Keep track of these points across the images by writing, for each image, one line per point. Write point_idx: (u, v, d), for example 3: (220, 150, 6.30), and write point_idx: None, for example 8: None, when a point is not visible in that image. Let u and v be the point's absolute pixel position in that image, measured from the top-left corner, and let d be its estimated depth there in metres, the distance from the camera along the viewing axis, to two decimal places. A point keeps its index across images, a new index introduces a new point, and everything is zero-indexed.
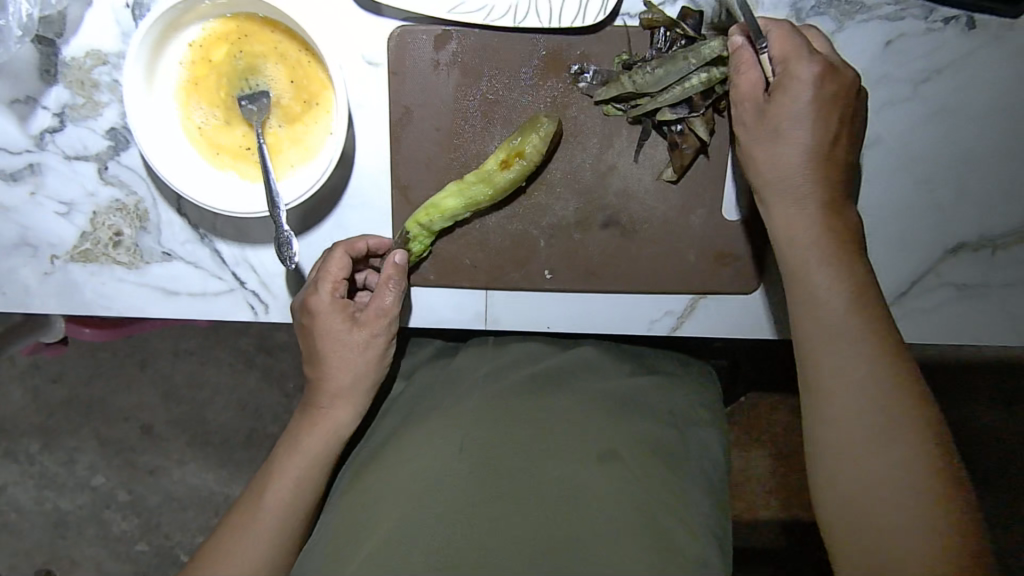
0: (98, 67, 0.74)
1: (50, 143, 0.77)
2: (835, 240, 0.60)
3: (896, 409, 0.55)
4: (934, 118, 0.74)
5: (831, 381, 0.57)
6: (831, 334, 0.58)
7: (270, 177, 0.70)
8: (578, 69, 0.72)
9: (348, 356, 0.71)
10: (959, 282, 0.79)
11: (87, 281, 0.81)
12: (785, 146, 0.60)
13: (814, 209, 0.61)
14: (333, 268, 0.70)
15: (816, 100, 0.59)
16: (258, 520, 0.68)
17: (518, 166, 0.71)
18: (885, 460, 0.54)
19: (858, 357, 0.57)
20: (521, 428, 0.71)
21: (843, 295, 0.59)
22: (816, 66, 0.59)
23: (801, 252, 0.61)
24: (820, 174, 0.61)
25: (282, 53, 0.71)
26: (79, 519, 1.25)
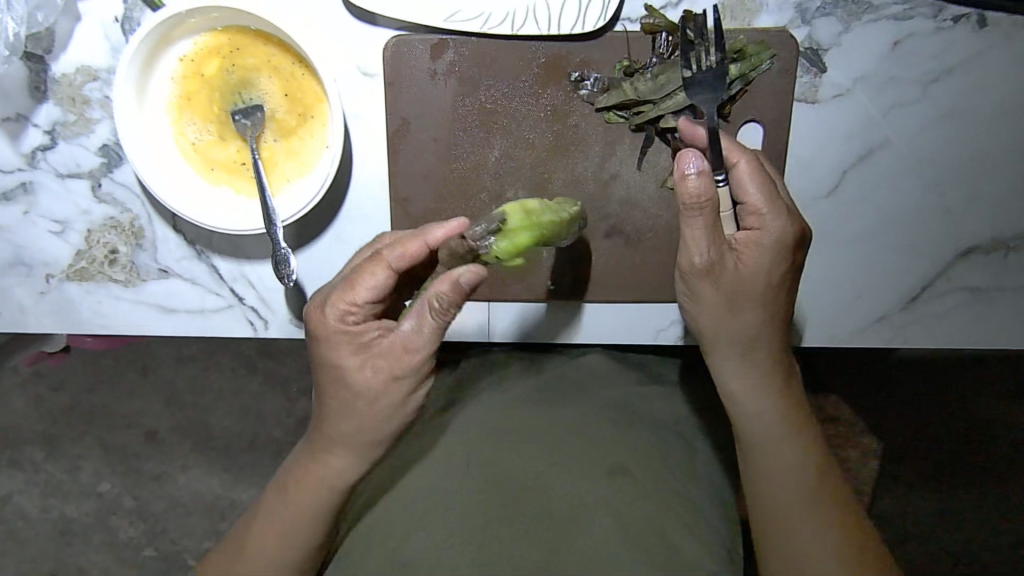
0: (88, 83, 0.73)
1: (42, 161, 0.75)
2: (777, 377, 0.63)
3: (834, 514, 0.63)
4: (944, 120, 0.72)
5: (785, 505, 0.63)
6: (781, 466, 0.63)
7: (266, 194, 0.68)
8: (579, 76, 0.70)
9: (357, 404, 0.56)
10: (972, 286, 0.77)
11: (83, 300, 0.80)
12: (754, 309, 0.60)
13: (760, 353, 0.62)
14: (354, 287, 0.54)
15: (784, 261, 0.59)
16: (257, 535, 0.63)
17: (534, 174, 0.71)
18: (830, 543, 0.62)
19: (805, 487, 0.63)
20: (525, 442, 0.69)
21: (783, 416, 0.63)
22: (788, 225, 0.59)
23: (749, 392, 0.63)
24: (769, 325, 0.62)
25: (275, 65, 0.69)
26: (85, 527, 1.23)
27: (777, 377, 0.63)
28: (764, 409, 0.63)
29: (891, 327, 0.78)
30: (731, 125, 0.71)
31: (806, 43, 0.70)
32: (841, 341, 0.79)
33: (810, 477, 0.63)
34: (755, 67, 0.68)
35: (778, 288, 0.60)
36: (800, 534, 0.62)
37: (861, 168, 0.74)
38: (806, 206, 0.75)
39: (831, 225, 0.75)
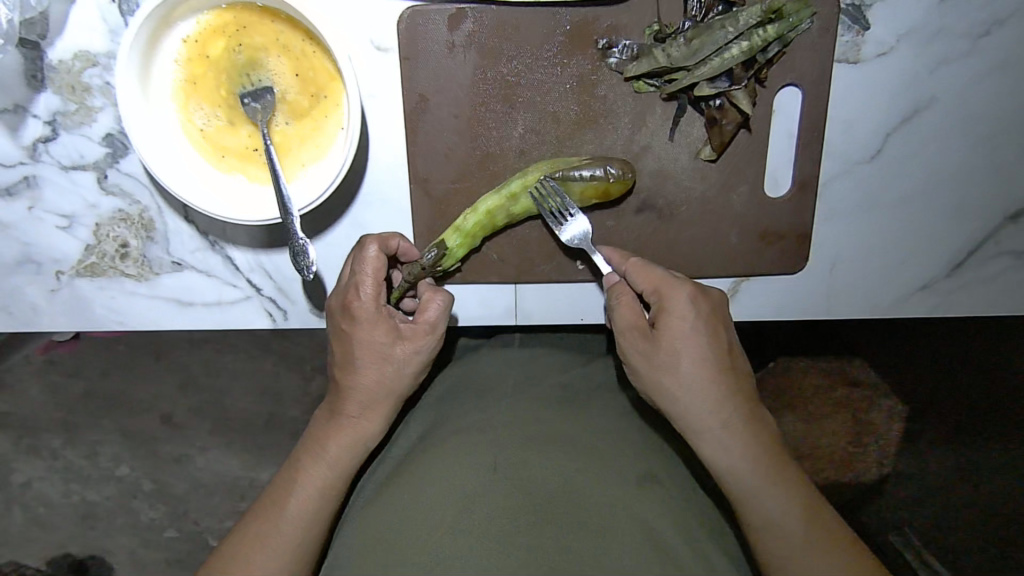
0: (88, 69, 0.69)
1: (44, 153, 0.72)
2: (705, 334, 0.59)
3: (764, 460, 0.59)
4: (993, 76, 0.68)
5: (776, 543, 0.58)
6: (761, 511, 0.58)
7: (280, 181, 0.65)
8: (606, 43, 0.66)
9: (389, 373, 0.65)
10: (1019, 249, 0.74)
11: (95, 296, 0.77)
12: (655, 348, 0.59)
13: (656, 333, 0.60)
14: (372, 269, 0.64)
15: (631, 304, 0.61)
16: (282, 531, 0.62)
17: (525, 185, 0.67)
18: (773, 492, 0.58)
19: (794, 529, 0.57)
20: (560, 444, 0.66)
21: (697, 366, 0.59)
22: (694, 320, 0.59)
23: (708, 442, 0.59)
24: (687, 323, 0.59)
25: (284, 44, 0.65)
26: (108, 510, 1.20)
27: (727, 415, 0.59)
28: (729, 452, 0.59)
29: (935, 296, 0.75)
30: (769, 90, 0.67)
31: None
32: (882, 312, 0.76)
33: (787, 506, 0.58)
34: (794, 27, 0.64)
35: (669, 325, 0.59)
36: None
37: (905, 131, 0.70)
38: (847, 171, 0.71)
39: (873, 190, 0.72)
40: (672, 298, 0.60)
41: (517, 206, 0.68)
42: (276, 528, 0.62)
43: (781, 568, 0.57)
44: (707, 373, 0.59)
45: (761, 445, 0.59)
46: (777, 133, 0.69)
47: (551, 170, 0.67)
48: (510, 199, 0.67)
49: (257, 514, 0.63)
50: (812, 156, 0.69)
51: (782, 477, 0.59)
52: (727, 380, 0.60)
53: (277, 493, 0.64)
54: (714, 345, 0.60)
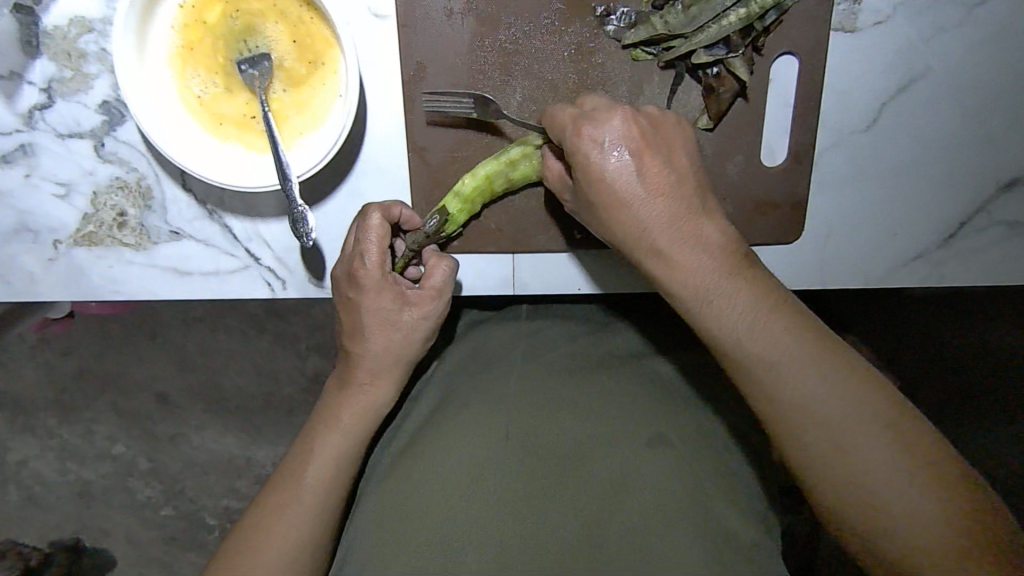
0: (83, 36, 0.69)
1: (41, 121, 0.72)
2: (621, 172, 0.58)
3: (758, 299, 0.54)
4: (987, 46, 0.69)
5: (804, 417, 0.50)
6: (761, 349, 0.52)
7: (278, 148, 0.65)
8: (604, 11, 0.66)
9: (396, 339, 0.66)
10: (1011, 220, 0.74)
11: (93, 265, 0.77)
12: (624, 208, 0.58)
13: (608, 175, 0.58)
14: (375, 237, 0.65)
15: (606, 161, 0.57)
16: (300, 499, 0.63)
17: (524, 151, 0.67)
18: (774, 329, 0.52)
19: (796, 364, 0.51)
20: (562, 415, 0.68)
21: (650, 206, 0.57)
22: (612, 153, 0.57)
23: (699, 294, 0.55)
24: (591, 162, 0.58)
25: (281, 10, 0.65)
26: (103, 489, 1.21)
27: (718, 265, 0.55)
28: (721, 297, 0.54)
29: (928, 266, 0.76)
30: (765, 59, 0.68)
31: None
32: (875, 281, 0.77)
33: (815, 368, 0.51)
34: None
35: (579, 168, 0.59)
36: (849, 450, 0.49)
37: (901, 100, 0.70)
38: (843, 142, 0.72)
39: (868, 161, 0.72)
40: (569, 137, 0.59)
41: (516, 172, 0.68)
42: (295, 497, 0.63)
43: (781, 413, 0.51)
44: (669, 215, 0.57)
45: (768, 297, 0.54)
46: (772, 103, 0.70)
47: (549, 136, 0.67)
48: (508, 164, 0.67)
49: (276, 484, 0.64)
50: (809, 126, 0.70)
51: (779, 312, 0.53)
52: (696, 224, 0.56)
53: (293, 462, 0.64)
54: (660, 183, 0.57)
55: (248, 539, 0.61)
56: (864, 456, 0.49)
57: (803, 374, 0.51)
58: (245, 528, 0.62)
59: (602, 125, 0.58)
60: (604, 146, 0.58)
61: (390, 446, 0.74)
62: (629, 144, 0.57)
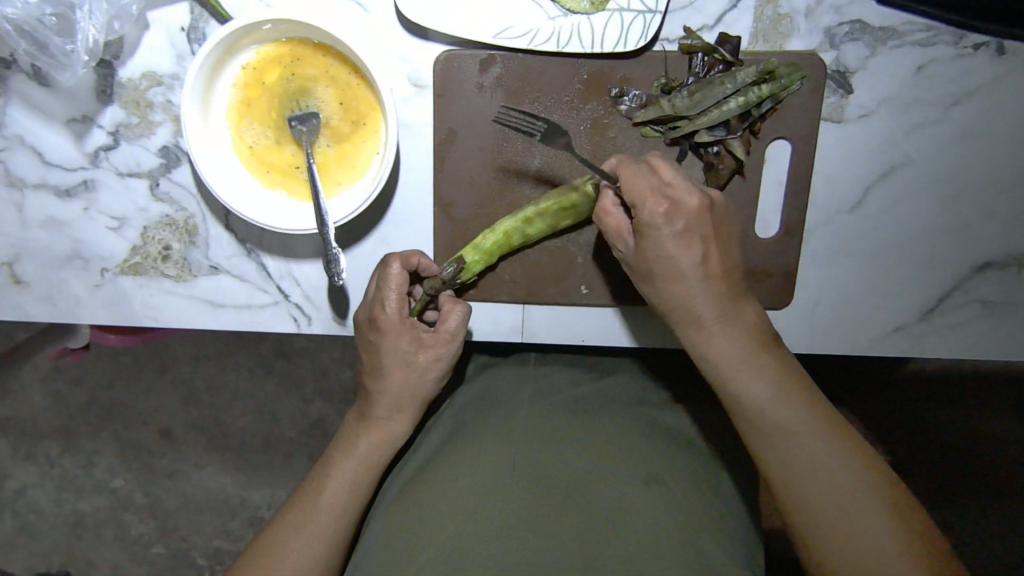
0: (153, 88, 0.77)
1: (104, 160, 0.79)
2: (688, 248, 0.64)
3: (782, 380, 0.63)
4: (962, 141, 0.76)
5: (813, 487, 0.60)
6: (782, 425, 0.61)
7: (319, 196, 0.72)
8: (618, 92, 0.74)
9: (412, 377, 0.72)
10: (986, 299, 0.81)
11: (135, 293, 0.83)
12: (677, 281, 0.65)
13: (669, 244, 0.64)
14: (395, 284, 0.71)
15: (674, 237, 0.64)
16: (316, 520, 0.67)
17: (540, 210, 0.74)
18: (795, 407, 0.62)
19: (812, 440, 0.61)
20: (570, 456, 0.76)
21: (697, 281, 0.64)
22: (680, 228, 0.64)
23: (731, 374, 0.64)
24: (668, 233, 0.64)
25: (333, 76, 0.73)
26: (96, 522, 1.28)
27: (741, 339, 0.64)
28: (751, 378, 0.63)
29: (909, 337, 0.82)
30: (761, 142, 0.75)
31: (834, 66, 0.74)
32: (860, 349, 0.82)
33: (822, 442, 0.61)
34: (785, 87, 0.72)
35: (647, 235, 0.64)
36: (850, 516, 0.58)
37: (884, 185, 0.78)
38: (831, 219, 0.79)
39: (854, 238, 0.79)
40: (647, 202, 0.64)
41: (530, 229, 0.75)
42: (311, 517, 0.67)
43: (798, 484, 0.60)
44: (707, 294, 0.64)
45: (786, 376, 0.63)
46: (768, 179, 0.78)
47: (563, 196, 0.74)
48: (524, 221, 0.74)
49: (292, 504, 0.69)
50: (799, 204, 0.77)
51: (798, 392, 0.62)
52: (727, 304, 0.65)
53: (310, 486, 0.69)
54: (706, 263, 0.64)
55: (266, 555, 0.66)
56: (865, 525, 0.58)
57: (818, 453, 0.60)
58: (263, 543, 0.67)
59: (681, 202, 0.64)
60: (675, 224, 0.64)
61: (399, 480, 0.80)
62: (694, 225, 0.64)
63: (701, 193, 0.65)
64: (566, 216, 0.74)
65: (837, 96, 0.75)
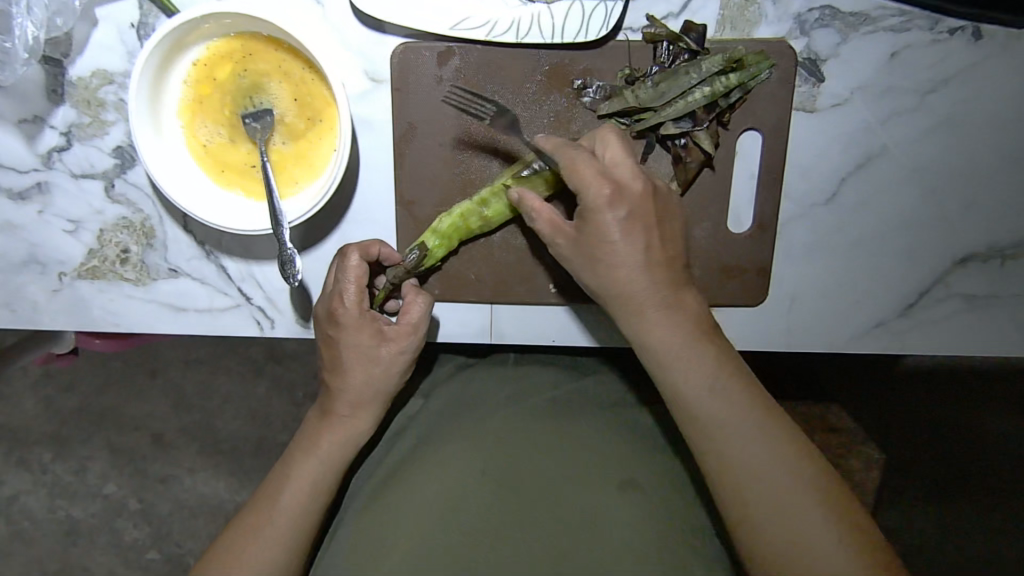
0: (104, 87, 0.75)
1: (58, 161, 0.77)
2: (636, 231, 0.62)
3: (728, 377, 0.61)
4: (939, 129, 0.74)
5: (751, 483, 0.58)
6: (728, 425, 0.60)
7: (273, 195, 0.70)
8: (582, 83, 0.72)
9: (374, 373, 0.69)
10: (968, 293, 0.78)
11: (94, 297, 0.81)
12: (622, 268, 0.62)
13: (614, 227, 0.61)
14: (353, 276, 0.68)
15: (620, 225, 0.61)
16: (274, 523, 0.65)
17: (494, 190, 0.72)
18: (739, 406, 0.60)
19: (756, 440, 0.59)
20: (550, 457, 0.73)
21: (642, 267, 0.62)
22: (624, 211, 0.61)
23: (677, 368, 0.62)
24: (614, 217, 0.61)
25: (286, 71, 0.71)
26: (90, 529, 1.26)
27: (688, 334, 0.62)
28: (698, 372, 0.61)
29: (889, 334, 0.79)
30: (730, 133, 0.73)
31: (805, 54, 0.72)
32: (840, 346, 0.80)
33: (761, 440, 0.59)
34: (753, 76, 0.70)
35: (595, 218, 0.62)
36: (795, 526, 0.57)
37: (859, 176, 0.75)
38: (805, 213, 0.76)
39: (830, 232, 0.77)
40: (582, 185, 0.61)
41: (489, 211, 0.72)
42: (269, 521, 0.65)
43: (745, 484, 0.58)
44: (650, 283, 0.63)
45: (726, 370, 0.62)
46: (739, 174, 0.75)
47: (516, 174, 0.72)
48: (480, 203, 0.72)
49: (250, 507, 0.67)
50: (772, 197, 0.74)
51: (746, 392, 0.61)
52: (676, 297, 0.63)
53: (269, 489, 0.67)
54: (651, 250, 0.63)
55: (223, 560, 0.64)
56: (806, 527, 0.56)
57: (765, 457, 0.59)
58: (221, 548, 0.65)
59: (624, 184, 0.62)
60: (610, 210, 0.61)
61: (369, 481, 0.77)
62: (627, 212, 0.61)
63: (644, 178, 0.63)
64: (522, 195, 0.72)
65: (811, 84, 0.73)
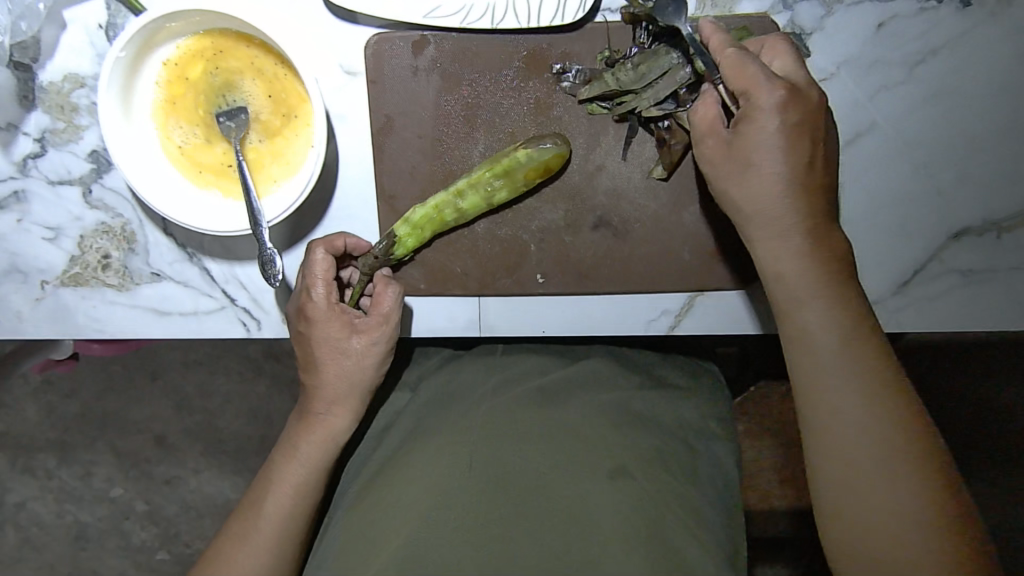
0: (76, 90, 0.74)
1: (33, 168, 0.76)
2: (794, 144, 0.57)
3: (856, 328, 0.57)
4: (929, 102, 0.72)
5: (842, 453, 0.55)
6: (829, 374, 0.56)
7: (251, 194, 0.68)
8: (560, 68, 0.70)
9: (348, 367, 0.69)
10: (964, 268, 0.76)
11: (78, 305, 0.81)
12: (759, 180, 0.58)
13: (779, 129, 0.57)
14: (321, 270, 0.68)
15: (784, 130, 0.57)
16: (259, 529, 0.66)
17: (471, 184, 0.70)
18: (854, 367, 0.56)
19: (867, 409, 0.55)
20: (532, 445, 0.71)
21: (774, 178, 0.58)
22: (798, 114, 0.57)
23: (796, 303, 0.58)
24: (796, 129, 0.57)
25: (258, 67, 0.70)
26: (98, 532, 1.27)
27: (809, 270, 0.58)
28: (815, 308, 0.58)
29: (885, 312, 0.78)
30: None
31: (789, 28, 0.70)
32: None
33: (855, 393, 0.55)
34: None
35: (750, 116, 0.57)
36: (878, 511, 0.53)
37: (849, 152, 0.73)
38: None
39: None
40: (758, 79, 0.57)
41: (464, 203, 0.71)
42: (254, 527, 0.66)
43: (830, 433, 0.56)
44: (783, 197, 0.58)
45: (851, 318, 0.57)
46: None
47: (491, 165, 0.70)
48: (456, 195, 0.71)
49: (235, 516, 0.67)
50: None
51: (865, 351, 0.56)
52: (813, 225, 0.58)
53: (253, 497, 0.68)
54: (795, 163, 0.57)
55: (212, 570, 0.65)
56: (893, 517, 0.53)
57: (869, 431, 0.54)
58: (208, 558, 0.66)
59: (806, 91, 0.58)
60: (784, 113, 0.56)
61: (357, 478, 0.77)
62: (798, 112, 0.57)
63: (818, 90, 0.59)
64: (500, 188, 0.70)
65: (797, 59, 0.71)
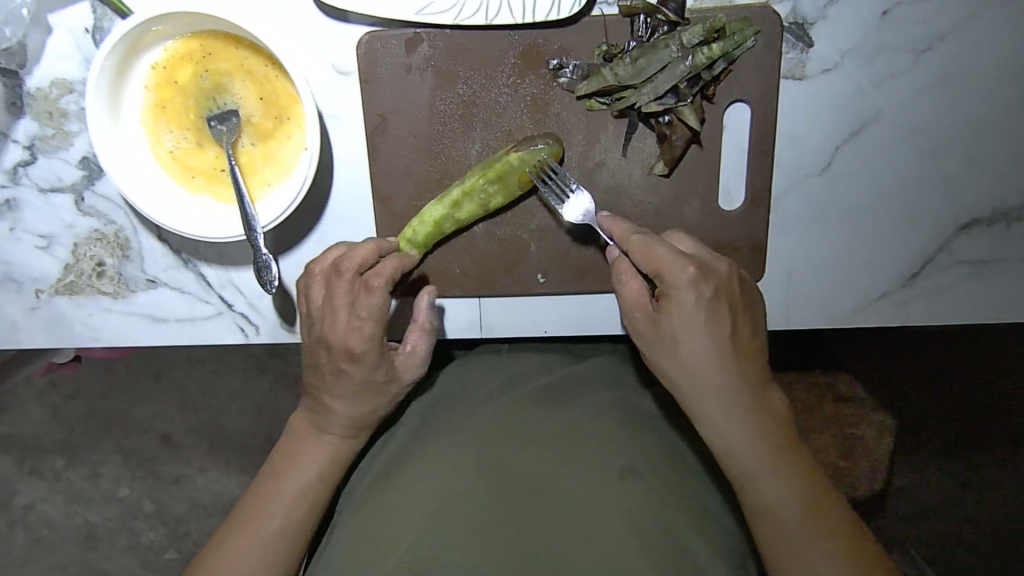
0: (64, 96, 0.72)
1: (24, 176, 0.75)
2: (707, 276, 0.59)
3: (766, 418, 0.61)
4: (936, 90, 0.70)
5: (776, 528, 0.59)
6: (752, 465, 0.60)
7: (244, 199, 0.67)
8: (557, 63, 0.68)
9: (388, 389, 0.68)
10: (974, 259, 0.75)
11: (74, 313, 0.80)
12: (675, 314, 0.60)
13: (690, 268, 0.59)
14: (375, 314, 0.64)
15: (702, 304, 0.59)
16: (257, 543, 0.63)
17: (468, 196, 0.69)
18: (772, 452, 0.60)
19: (790, 487, 0.59)
20: (539, 448, 0.70)
21: (691, 303, 0.59)
22: (713, 301, 0.59)
23: (701, 403, 0.60)
24: (712, 305, 0.59)
25: (248, 69, 0.68)
26: (108, 531, 1.25)
27: (716, 372, 0.60)
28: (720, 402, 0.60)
29: (893, 305, 0.76)
30: (716, 106, 0.69)
31: (791, 17, 0.68)
32: (843, 321, 0.77)
33: (779, 475, 0.59)
34: (738, 45, 0.66)
35: (670, 302, 0.60)
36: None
37: (854, 143, 0.72)
38: (797, 185, 0.73)
39: (826, 203, 0.73)
40: (689, 287, 0.59)
41: (460, 213, 0.70)
42: (252, 542, 0.63)
43: (762, 514, 0.60)
44: (700, 328, 0.59)
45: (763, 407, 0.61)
46: (728, 147, 0.72)
47: (488, 171, 0.68)
48: (452, 207, 0.69)
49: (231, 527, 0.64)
50: (763, 169, 0.71)
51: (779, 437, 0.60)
52: (716, 330, 0.59)
53: (254, 505, 0.65)
54: (712, 313, 0.59)
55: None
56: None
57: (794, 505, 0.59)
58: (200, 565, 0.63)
59: (716, 261, 0.61)
60: (697, 299, 0.59)
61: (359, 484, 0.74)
62: (720, 314, 0.59)
63: (728, 260, 0.62)
64: (495, 193, 0.69)
65: (800, 49, 0.69)
